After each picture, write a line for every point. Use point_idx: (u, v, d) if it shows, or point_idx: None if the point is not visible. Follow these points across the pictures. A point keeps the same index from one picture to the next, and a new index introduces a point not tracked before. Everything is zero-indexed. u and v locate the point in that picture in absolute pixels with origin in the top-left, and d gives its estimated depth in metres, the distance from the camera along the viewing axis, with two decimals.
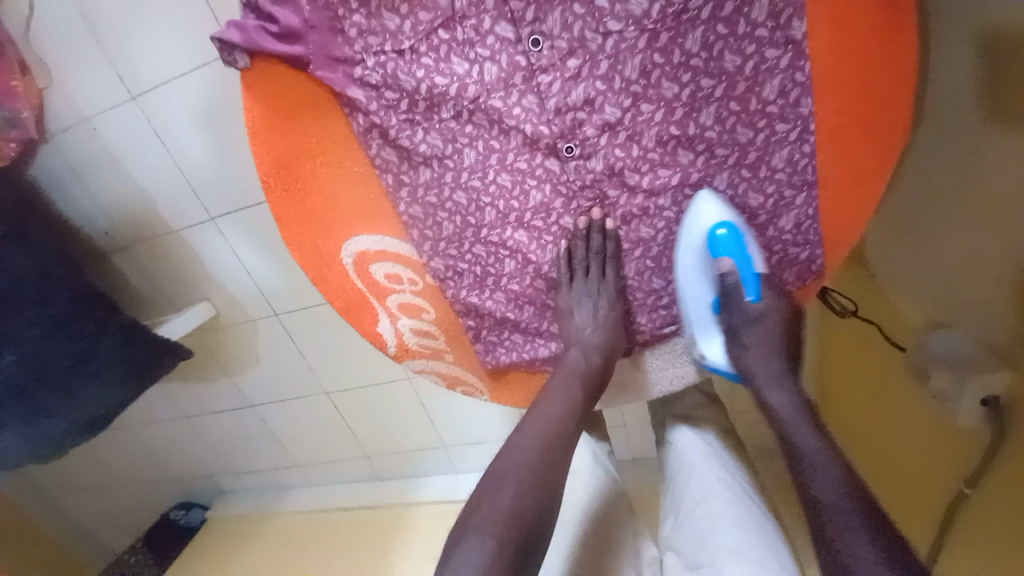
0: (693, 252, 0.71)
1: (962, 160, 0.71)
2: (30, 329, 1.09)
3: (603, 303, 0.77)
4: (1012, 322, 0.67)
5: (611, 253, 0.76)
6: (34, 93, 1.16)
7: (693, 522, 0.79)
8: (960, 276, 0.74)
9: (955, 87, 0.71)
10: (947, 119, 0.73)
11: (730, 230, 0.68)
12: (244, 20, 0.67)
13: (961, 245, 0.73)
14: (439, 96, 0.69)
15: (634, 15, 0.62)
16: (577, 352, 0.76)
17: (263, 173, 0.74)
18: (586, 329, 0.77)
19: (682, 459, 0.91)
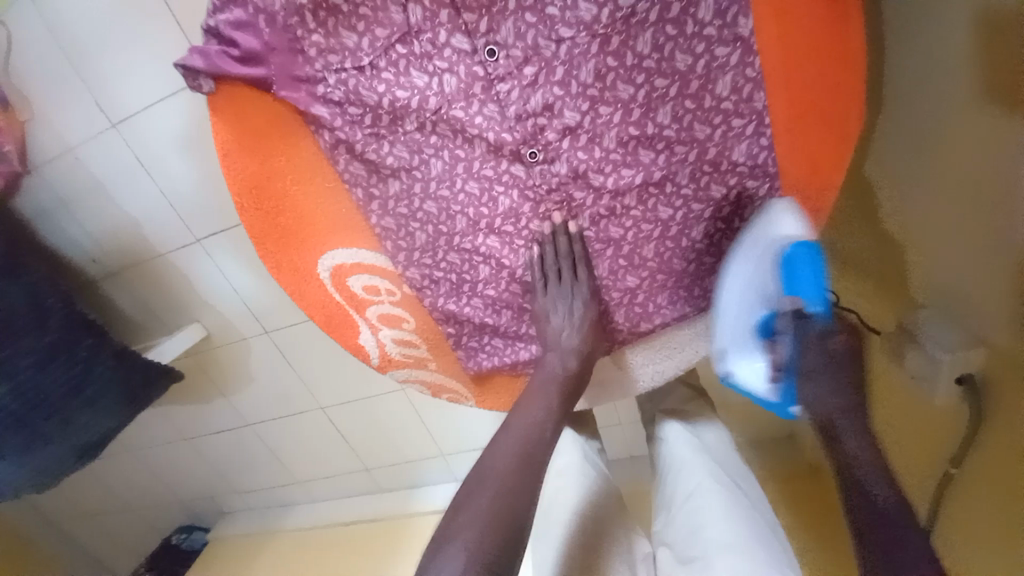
0: (756, 259, 0.69)
1: (928, 142, 0.71)
2: (24, 359, 1.10)
3: (578, 305, 0.77)
4: (990, 302, 0.66)
5: (580, 253, 0.76)
6: (15, 127, 1.18)
7: (685, 517, 0.78)
8: (934, 256, 0.74)
9: (913, 72, 0.72)
10: (909, 103, 0.74)
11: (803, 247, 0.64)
12: (207, 46, 0.69)
13: (933, 224, 0.73)
14: (402, 109, 0.71)
15: (585, 20, 0.64)
16: (553, 357, 0.77)
17: (237, 194, 0.77)
18: (563, 332, 0.77)
19: (670, 454, 0.91)
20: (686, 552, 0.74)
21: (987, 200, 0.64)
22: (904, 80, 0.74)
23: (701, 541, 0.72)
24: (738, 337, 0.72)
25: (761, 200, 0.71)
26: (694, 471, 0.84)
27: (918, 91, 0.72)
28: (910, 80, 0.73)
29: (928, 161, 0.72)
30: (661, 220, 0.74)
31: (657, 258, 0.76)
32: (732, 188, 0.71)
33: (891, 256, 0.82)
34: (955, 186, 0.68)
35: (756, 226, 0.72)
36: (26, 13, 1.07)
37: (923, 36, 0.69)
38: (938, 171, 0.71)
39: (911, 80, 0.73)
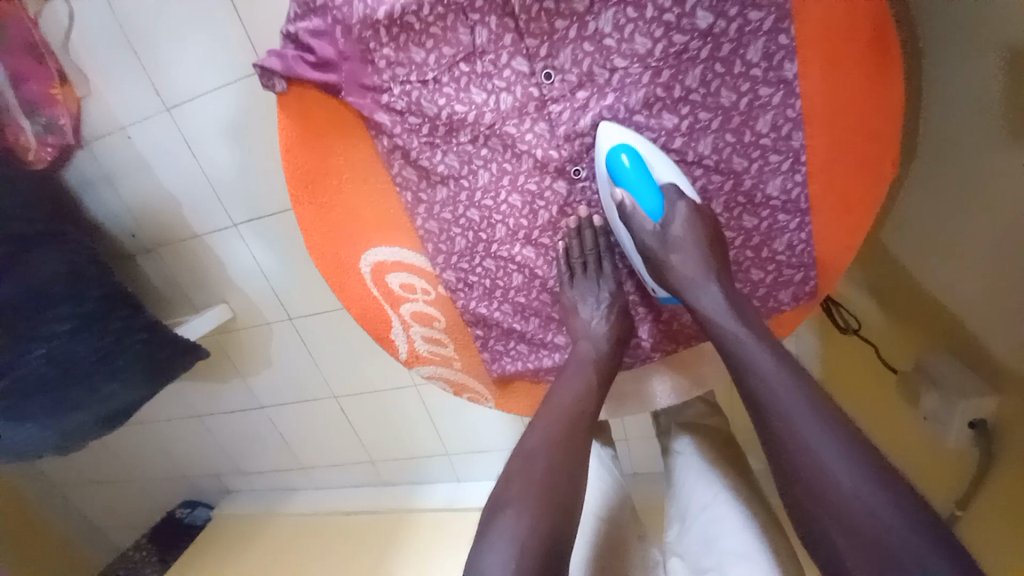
0: (602, 177, 0.75)
1: (959, 187, 0.73)
2: (61, 325, 1.15)
3: (604, 296, 0.81)
4: (1007, 350, 0.68)
5: (604, 248, 0.81)
6: (72, 102, 1.25)
7: (698, 530, 0.83)
8: (955, 294, 0.75)
9: (949, 116, 0.73)
10: (944, 144, 0.75)
11: (632, 155, 0.70)
12: (284, 50, 0.74)
13: (956, 262, 0.75)
14: (459, 122, 0.75)
15: (639, 53, 0.68)
16: (586, 343, 0.79)
17: (291, 186, 0.81)
18: (593, 321, 0.80)
19: (686, 467, 0.94)
20: (700, 565, 0.79)
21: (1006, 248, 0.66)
22: (941, 121, 0.74)
23: (717, 555, 0.76)
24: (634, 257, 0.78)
25: (790, 233, 0.74)
26: (708, 485, 0.87)
27: (953, 135, 0.72)
28: (945, 123, 0.74)
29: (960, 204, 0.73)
30: None
31: None
32: (763, 220, 0.74)
33: (911, 292, 0.84)
34: (979, 225, 0.70)
35: (784, 257, 0.75)
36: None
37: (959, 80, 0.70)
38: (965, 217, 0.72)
39: (947, 123, 0.73)
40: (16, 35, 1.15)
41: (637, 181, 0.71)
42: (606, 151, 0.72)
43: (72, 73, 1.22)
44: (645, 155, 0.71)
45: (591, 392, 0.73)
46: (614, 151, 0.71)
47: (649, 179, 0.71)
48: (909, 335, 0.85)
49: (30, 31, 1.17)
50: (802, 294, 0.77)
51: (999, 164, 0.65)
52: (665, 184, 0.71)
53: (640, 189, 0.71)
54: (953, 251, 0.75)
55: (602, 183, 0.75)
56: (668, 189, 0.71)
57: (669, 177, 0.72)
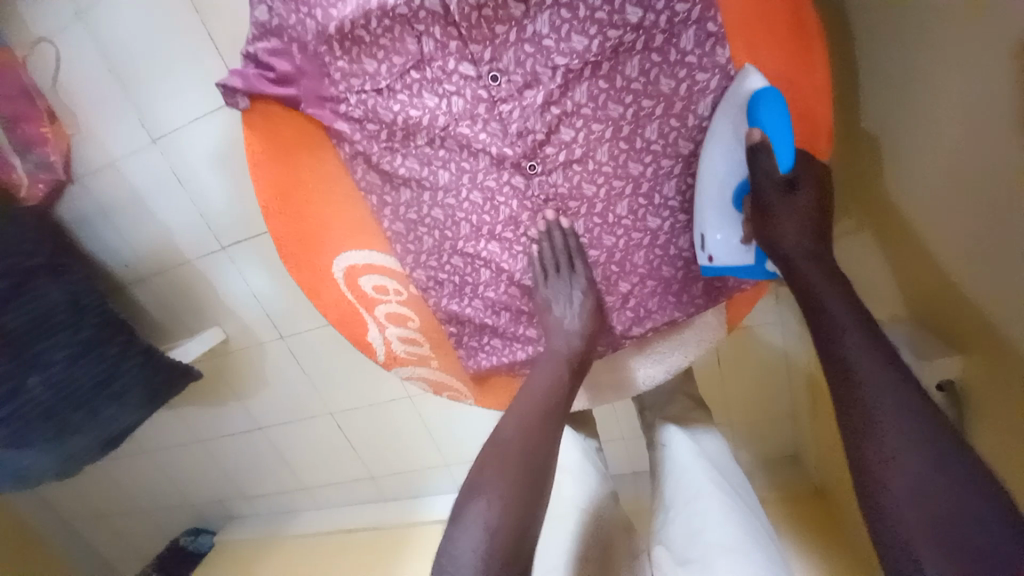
0: (732, 115, 0.69)
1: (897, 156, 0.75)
2: (59, 352, 1.19)
3: (578, 295, 0.81)
4: (961, 310, 0.69)
5: (575, 248, 0.81)
6: (62, 140, 1.30)
7: (683, 521, 0.82)
8: (910, 263, 0.78)
9: (882, 91, 0.76)
10: (880, 118, 0.78)
11: (772, 100, 0.65)
12: (245, 69, 0.78)
13: (905, 234, 0.77)
14: (414, 126, 0.79)
15: (577, 50, 0.71)
16: (559, 341, 0.79)
17: (263, 200, 0.85)
18: (566, 320, 0.80)
19: (672, 459, 0.93)
20: (684, 555, 0.78)
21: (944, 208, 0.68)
22: (875, 97, 0.78)
23: (703, 548, 0.75)
24: (717, 210, 0.72)
25: None
26: (693, 476, 0.86)
27: (887, 108, 0.76)
28: (880, 97, 0.77)
29: (898, 177, 0.77)
30: (650, 230, 0.79)
31: (647, 265, 0.81)
32: None
33: (875, 267, 0.86)
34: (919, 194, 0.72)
35: None
36: (82, 42, 1.20)
37: (886, 56, 0.74)
38: (907, 184, 0.74)
39: (881, 97, 0.77)
40: (8, 80, 1.21)
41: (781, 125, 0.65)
42: (755, 89, 0.66)
43: (61, 112, 1.28)
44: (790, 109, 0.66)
45: (562, 379, 0.75)
46: (763, 91, 0.65)
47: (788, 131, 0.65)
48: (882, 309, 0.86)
49: (19, 75, 1.23)
50: None
51: (927, 134, 0.69)
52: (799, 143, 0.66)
53: (779, 135, 0.65)
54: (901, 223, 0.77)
55: (725, 125, 0.69)
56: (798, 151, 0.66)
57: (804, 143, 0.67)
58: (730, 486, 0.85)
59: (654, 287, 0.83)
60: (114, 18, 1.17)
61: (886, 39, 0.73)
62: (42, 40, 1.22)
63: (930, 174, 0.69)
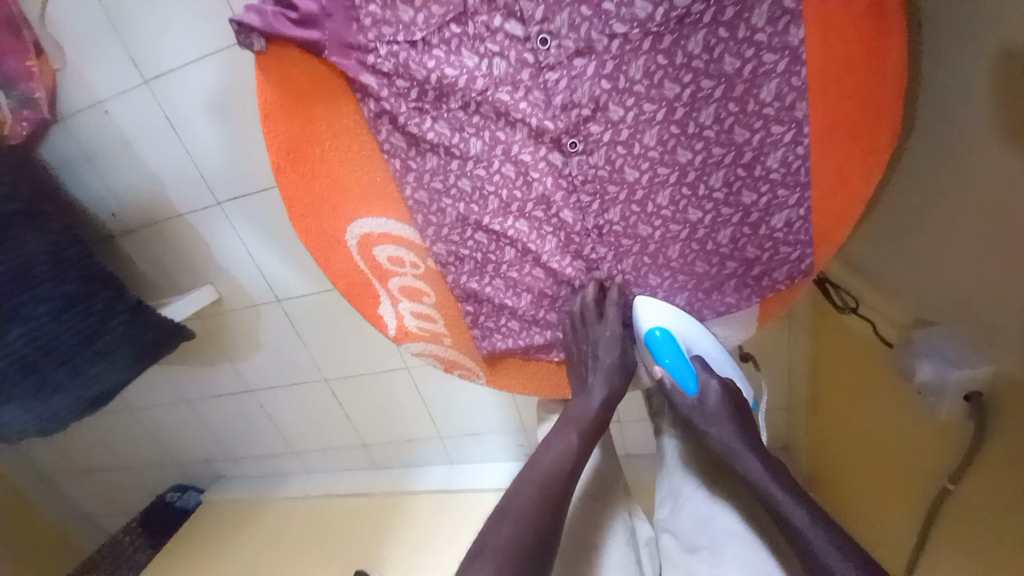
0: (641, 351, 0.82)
1: (954, 154, 0.72)
2: (41, 305, 1.12)
3: (603, 351, 0.80)
4: (1000, 316, 0.67)
5: (615, 299, 0.81)
6: (48, 76, 1.19)
7: (693, 508, 0.80)
8: (954, 271, 0.74)
9: (946, 81, 0.71)
10: (937, 113, 0.74)
11: (664, 331, 0.77)
12: (263, 6, 0.69)
13: (952, 238, 0.73)
14: (448, 87, 0.71)
15: (639, 18, 0.64)
16: (580, 398, 0.80)
17: (274, 155, 0.77)
18: (591, 377, 0.81)
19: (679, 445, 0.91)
20: (692, 541, 0.77)
21: (998, 211, 0.65)
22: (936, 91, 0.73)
23: (711, 533, 0.75)
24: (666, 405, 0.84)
25: (789, 209, 0.72)
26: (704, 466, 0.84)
27: (947, 103, 0.72)
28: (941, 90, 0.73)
29: (948, 179, 0.73)
30: (689, 223, 0.75)
31: (681, 259, 0.78)
32: (762, 194, 0.72)
33: (906, 273, 0.82)
34: (975, 196, 0.69)
35: (781, 234, 0.73)
36: None
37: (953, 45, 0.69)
38: (961, 185, 0.71)
39: (943, 90, 0.72)
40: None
41: (671, 356, 0.77)
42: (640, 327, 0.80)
43: (45, 43, 1.16)
44: (677, 333, 0.78)
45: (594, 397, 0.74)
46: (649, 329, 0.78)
47: (682, 354, 0.77)
48: (903, 316, 0.83)
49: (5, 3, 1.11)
50: (797, 271, 0.76)
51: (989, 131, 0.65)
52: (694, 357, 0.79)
53: (676, 365, 0.77)
54: (949, 226, 0.74)
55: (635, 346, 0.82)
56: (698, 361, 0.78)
57: (701, 350, 0.80)
58: None
59: (685, 281, 0.80)
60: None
61: (955, 31, 0.69)
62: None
63: (991, 173, 0.66)
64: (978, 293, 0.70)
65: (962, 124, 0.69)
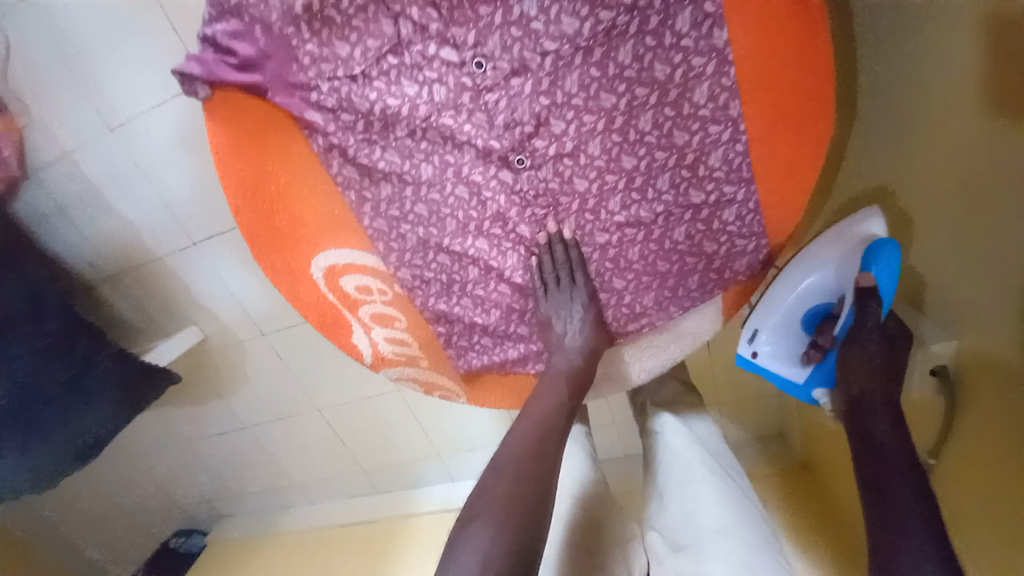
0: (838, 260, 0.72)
1: (908, 141, 0.73)
2: (26, 363, 1.11)
3: (578, 310, 0.79)
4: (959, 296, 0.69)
5: (576, 260, 0.79)
6: (13, 132, 1.19)
7: (676, 506, 0.80)
8: (912, 247, 0.76)
9: (886, 66, 0.74)
10: (885, 104, 0.76)
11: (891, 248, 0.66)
12: (204, 55, 0.71)
13: (909, 215, 0.75)
14: (393, 116, 0.73)
15: (567, 34, 0.66)
16: (560, 358, 0.80)
17: (231, 196, 0.77)
18: (568, 335, 0.80)
19: (664, 446, 0.90)
20: (678, 541, 0.77)
21: (953, 195, 0.67)
22: (885, 81, 0.75)
23: (696, 533, 0.75)
24: (785, 325, 0.77)
25: (739, 204, 0.73)
26: (685, 465, 0.84)
27: (895, 90, 0.73)
28: (884, 82, 0.75)
29: (898, 158, 0.75)
30: (643, 224, 0.76)
31: (642, 261, 0.79)
32: (709, 193, 0.73)
33: None
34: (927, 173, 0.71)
35: (734, 228, 0.74)
36: (27, 26, 1.10)
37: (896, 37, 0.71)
38: (912, 164, 0.73)
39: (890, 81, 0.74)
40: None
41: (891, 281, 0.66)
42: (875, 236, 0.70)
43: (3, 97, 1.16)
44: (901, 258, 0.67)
45: (561, 408, 0.74)
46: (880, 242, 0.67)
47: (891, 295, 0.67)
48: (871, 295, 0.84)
49: None
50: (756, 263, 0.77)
51: (938, 109, 0.67)
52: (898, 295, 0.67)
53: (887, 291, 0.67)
54: (904, 203, 0.76)
55: (827, 254, 0.73)
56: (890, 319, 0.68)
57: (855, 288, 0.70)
58: (725, 470, 0.83)
59: (649, 282, 0.80)
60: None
61: (890, 16, 0.71)
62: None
63: (945, 147, 0.67)
64: (936, 266, 0.72)
65: (909, 105, 0.72)
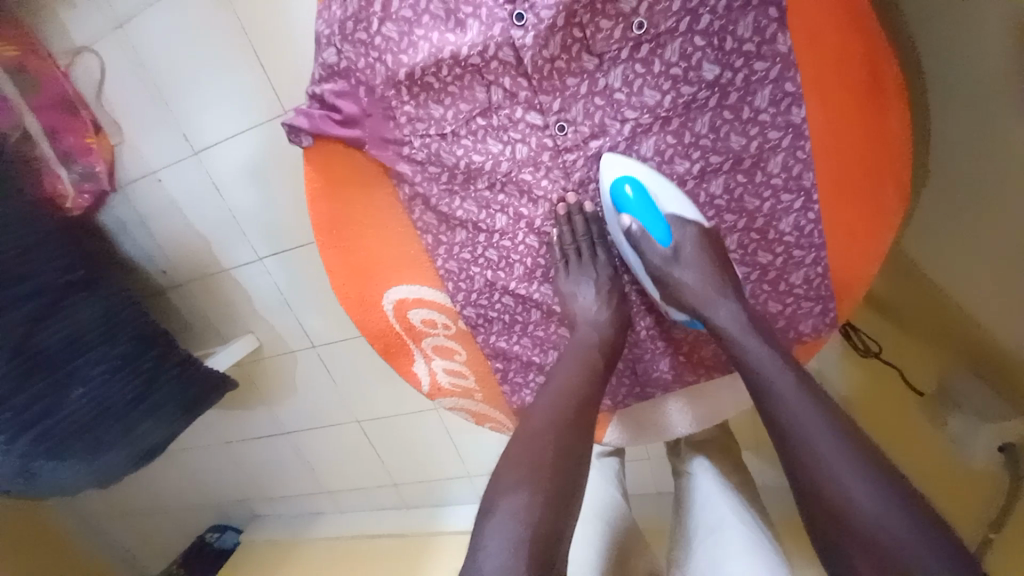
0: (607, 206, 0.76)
1: (968, 206, 0.73)
2: (96, 367, 1.19)
3: (603, 280, 0.81)
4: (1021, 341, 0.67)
5: (597, 234, 0.81)
6: (106, 150, 1.31)
7: (705, 553, 0.80)
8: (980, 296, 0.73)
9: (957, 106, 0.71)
10: (957, 139, 0.73)
11: (634, 186, 0.72)
12: (311, 110, 0.78)
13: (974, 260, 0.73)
14: (476, 170, 0.78)
15: (649, 104, 0.70)
16: (586, 327, 0.79)
17: (318, 233, 0.85)
18: (592, 306, 0.80)
19: (696, 489, 0.91)
20: None
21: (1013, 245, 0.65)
22: (953, 143, 0.74)
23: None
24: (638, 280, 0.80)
25: (807, 267, 0.75)
26: (718, 508, 0.84)
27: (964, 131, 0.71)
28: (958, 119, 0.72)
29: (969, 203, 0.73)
30: None
31: None
32: (778, 255, 0.75)
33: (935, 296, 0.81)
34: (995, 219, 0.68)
35: (801, 290, 0.76)
36: (125, 54, 1.20)
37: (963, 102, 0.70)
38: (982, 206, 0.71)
39: (956, 144, 0.73)
40: (49, 90, 1.22)
41: (649, 211, 0.72)
42: (611, 178, 0.73)
43: (6, 89, 1.18)
44: (650, 188, 0.72)
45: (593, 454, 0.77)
46: (617, 182, 0.73)
47: (655, 209, 0.73)
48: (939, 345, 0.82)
49: (63, 86, 1.23)
50: (822, 325, 0.77)
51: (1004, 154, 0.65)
52: (671, 215, 0.73)
53: (650, 219, 0.73)
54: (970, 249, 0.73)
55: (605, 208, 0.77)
56: (673, 220, 0.73)
57: (674, 207, 0.73)
58: (753, 520, 0.83)
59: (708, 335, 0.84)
60: (156, 22, 1.15)
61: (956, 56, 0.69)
62: (85, 50, 1.22)
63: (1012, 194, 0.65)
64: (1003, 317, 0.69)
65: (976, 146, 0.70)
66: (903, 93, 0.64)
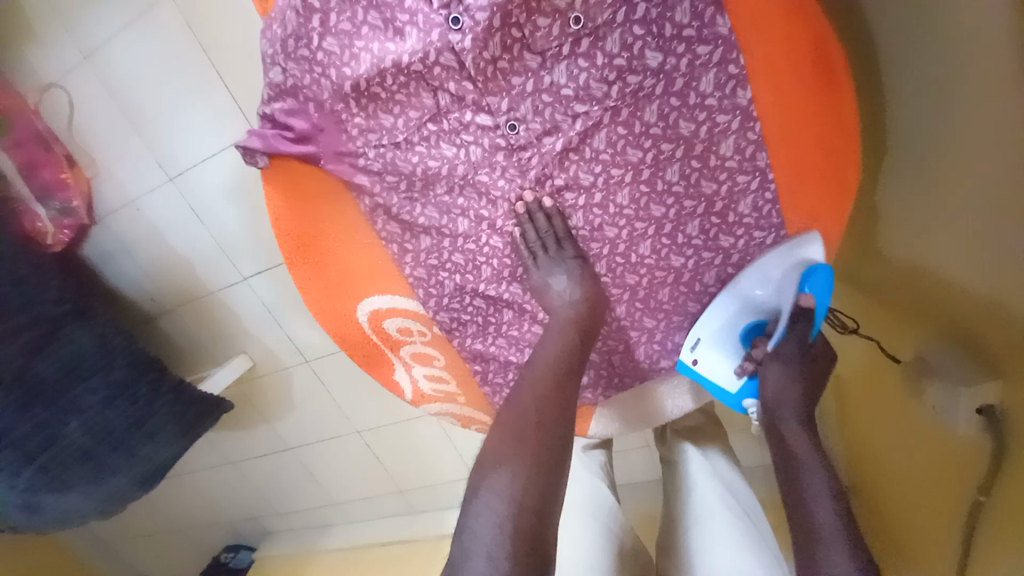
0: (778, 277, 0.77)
1: (931, 165, 0.71)
2: (93, 397, 1.20)
3: (572, 268, 0.79)
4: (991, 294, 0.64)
5: (561, 231, 0.79)
6: (82, 183, 1.31)
7: (691, 539, 0.80)
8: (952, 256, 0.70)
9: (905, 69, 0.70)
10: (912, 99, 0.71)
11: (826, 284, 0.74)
12: (263, 130, 0.79)
13: (945, 221, 0.70)
14: (433, 176, 0.78)
15: (596, 96, 0.70)
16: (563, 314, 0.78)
17: (286, 251, 0.86)
18: (564, 297, 0.78)
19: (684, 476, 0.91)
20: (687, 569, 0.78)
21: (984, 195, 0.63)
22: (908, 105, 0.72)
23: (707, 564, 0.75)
24: (719, 334, 0.82)
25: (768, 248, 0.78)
26: (703, 494, 0.84)
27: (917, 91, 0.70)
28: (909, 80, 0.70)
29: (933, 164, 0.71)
30: (673, 268, 0.80)
31: (672, 302, 0.83)
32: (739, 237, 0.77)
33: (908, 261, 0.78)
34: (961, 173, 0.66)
35: None
36: (89, 87, 1.21)
37: (916, 72, 0.69)
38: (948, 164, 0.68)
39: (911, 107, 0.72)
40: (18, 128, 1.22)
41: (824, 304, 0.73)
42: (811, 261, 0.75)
43: None
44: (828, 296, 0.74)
45: None
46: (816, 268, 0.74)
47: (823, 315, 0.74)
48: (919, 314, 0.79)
49: (36, 125, 1.23)
50: None
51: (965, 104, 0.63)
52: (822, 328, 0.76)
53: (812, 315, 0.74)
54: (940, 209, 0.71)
55: (765, 274, 0.78)
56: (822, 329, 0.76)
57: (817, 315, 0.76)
58: (738, 505, 0.83)
59: (680, 322, 0.84)
60: (115, 53, 1.16)
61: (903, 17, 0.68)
62: (52, 85, 1.22)
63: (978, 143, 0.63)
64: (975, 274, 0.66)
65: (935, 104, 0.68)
66: (847, 71, 0.65)
